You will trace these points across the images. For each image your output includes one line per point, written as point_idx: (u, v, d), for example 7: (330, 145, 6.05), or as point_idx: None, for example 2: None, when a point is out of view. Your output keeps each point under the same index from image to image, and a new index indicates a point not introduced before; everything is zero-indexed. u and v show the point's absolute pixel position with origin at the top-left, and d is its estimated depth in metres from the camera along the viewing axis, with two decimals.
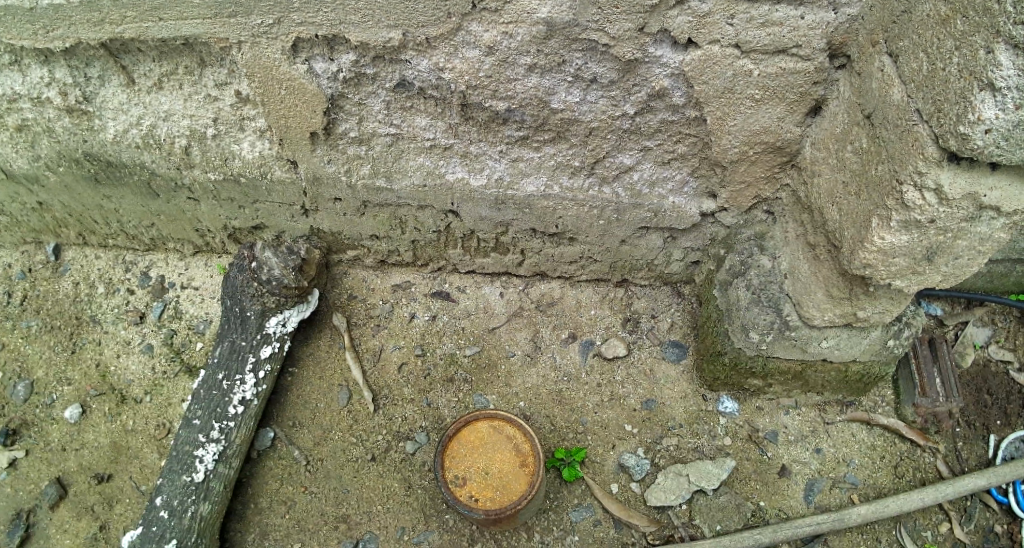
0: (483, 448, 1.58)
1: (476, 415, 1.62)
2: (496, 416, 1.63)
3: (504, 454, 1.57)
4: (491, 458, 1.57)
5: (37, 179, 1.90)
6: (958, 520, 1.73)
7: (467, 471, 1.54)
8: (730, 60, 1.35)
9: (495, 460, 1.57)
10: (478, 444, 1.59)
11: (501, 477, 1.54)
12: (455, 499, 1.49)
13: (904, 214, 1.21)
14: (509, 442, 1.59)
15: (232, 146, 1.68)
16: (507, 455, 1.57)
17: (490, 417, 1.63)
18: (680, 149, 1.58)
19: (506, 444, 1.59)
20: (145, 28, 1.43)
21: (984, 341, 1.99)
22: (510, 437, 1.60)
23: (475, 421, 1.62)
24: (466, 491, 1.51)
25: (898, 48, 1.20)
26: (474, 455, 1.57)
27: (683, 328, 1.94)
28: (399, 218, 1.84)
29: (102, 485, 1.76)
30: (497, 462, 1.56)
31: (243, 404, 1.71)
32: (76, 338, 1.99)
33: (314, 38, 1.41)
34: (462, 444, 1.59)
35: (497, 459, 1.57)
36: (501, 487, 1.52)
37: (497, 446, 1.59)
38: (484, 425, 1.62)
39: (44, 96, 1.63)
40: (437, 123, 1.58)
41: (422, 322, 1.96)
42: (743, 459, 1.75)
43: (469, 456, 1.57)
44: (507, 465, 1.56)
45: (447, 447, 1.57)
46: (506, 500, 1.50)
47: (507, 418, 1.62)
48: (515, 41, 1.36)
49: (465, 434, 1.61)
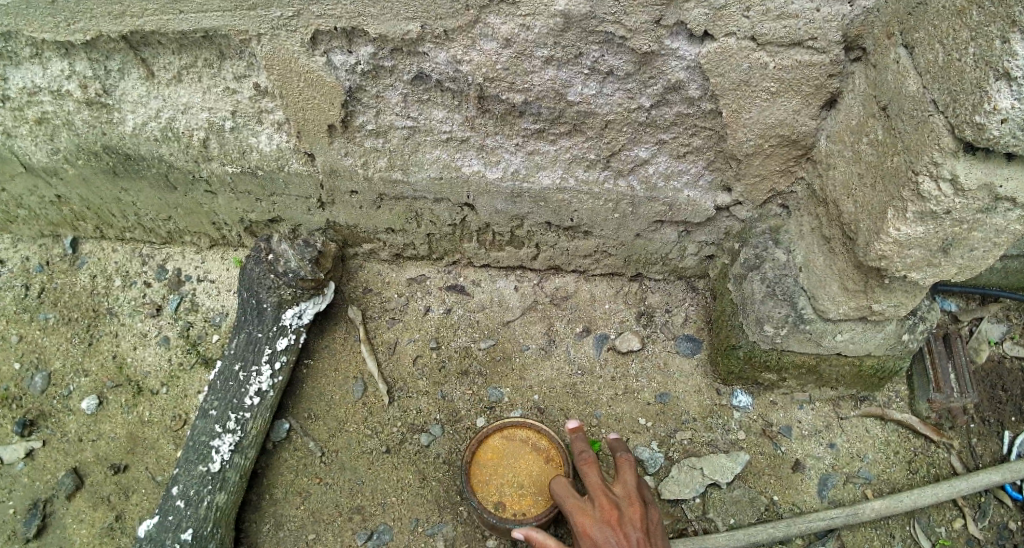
0: (505, 460, 1.65)
1: (486, 432, 1.68)
2: (504, 426, 1.70)
3: (527, 457, 1.66)
4: (515, 466, 1.64)
5: (55, 173, 1.91)
6: (972, 517, 1.72)
7: (500, 485, 1.61)
8: (746, 52, 1.35)
9: (520, 467, 1.64)
10: (498, 459, 1.65)
11: (534, 480, 1.62)
12: (500, 519, 1.55)
13: (920, 205, 1.21)
14: (527, 445, 1.68)
15: (250, 139, 1.69)
16: (529, 457, 1.66)
17: (499, 429, 1.70)
18: (695, 142, 1.59)
19: (523, 447, 1.68)
20: (166, 21, 1.45)
21: (999, 337, 1.98)
22: (526, 440, 1.68)
23: (487, 439, 1.68)
24: (508, 508, 1.58)
25: (913, 39, 1.20)
26: (498, 471, 1.63)
27: (697, 323, 1.94)
28: (415, 211, 1.85)
29: (119, 476, 1.78)
30: (523, 467, 1.64)
31: (259, 396, 1.72)
32: (93, 330, 2.01)
33: (333, 30, 1.42)
34: (485, 459, 1.65)
35: (521, 464, 1.64)
36: (539, 490, 1.60)
37: (517, 453, 1.66)
38: (496, 438, 1.69)
39: (64, 89, 1.65)
40: (454, 116, 1.59)
41: (437, 316, 1.97)
42: (757, 454, 1.75)
43: (495, 470, 1.64)
44: (533, 466, 1.64)
45: (470, 472, 1.63)
46: (546, 502, 1.58)
47: (515, 424, 1.70)
48: (533, 33, 1.37)
49: (481, 454, 1.66)
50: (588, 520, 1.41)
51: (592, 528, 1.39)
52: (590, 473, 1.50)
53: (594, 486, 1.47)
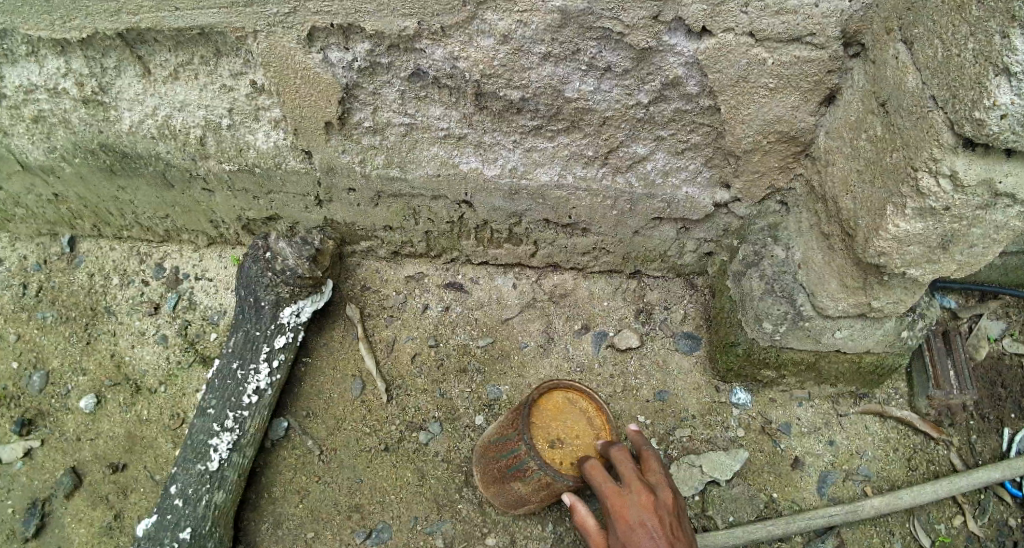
0: (564, 421, 1.54)
1: (555, 383, 1.57)
2: (573, 388, 1.58)
3: (582, 427, 1.53)
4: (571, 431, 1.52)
5: (52, 171, 1.91)
6: (971, 514, 1.72)
7: (547, 441, 1.51)
8: (743, 48, 1.35)
9: (575, 433, 1.52)
10: (556, 413, 1.55)
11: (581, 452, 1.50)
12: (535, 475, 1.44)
13: (919, 201, 1.21)
14: (587, 416, 1.54)
15: (247, 137, 1.69)
16: (585, 428, 1.53)
17: (567, 388, 1.58)
18: (694, 139, 1.58)
19: (583, 417, 1.55)
20: (161, 18, 1.44)
21: (999, 333, 1.97)
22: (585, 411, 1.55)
23: (552, 390, 1.58)
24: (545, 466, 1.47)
25: (912, 35, 1.19)
26: (552, 425, 1.53)
27: (696, 320, 1.94)
28: (413, 208, 1.84)
29: (117, 475, 1.78)
30: (574, 434, 1.52)
31: (257, 394, 1.71)
32: (91, 329, 2.01)
33: (329, 27, 1.41)
34: (544, 411, 1.55)
35: (574, 430, 1.52)
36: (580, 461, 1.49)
37: (575, 418, 1.54)
38: (561, 396, 1.58)
39: (60, 87, 1.65)
40: (451, 113, 1.59)
41: (435, 313, 1.97)
42: (756, 451, 1.75)
43: (551, 425, 1.53)
44: (585, 438, 1.52)
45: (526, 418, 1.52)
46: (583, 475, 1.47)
47: (583, 391, 1.57)
48: (530, 29, 1.36)
49: (543, 402, 1.57)
50: (624, 505, 1.29)
51: (628, 514, 1.27)
52: (625, 461, 1.35)
53: (626, 471, 1.33)
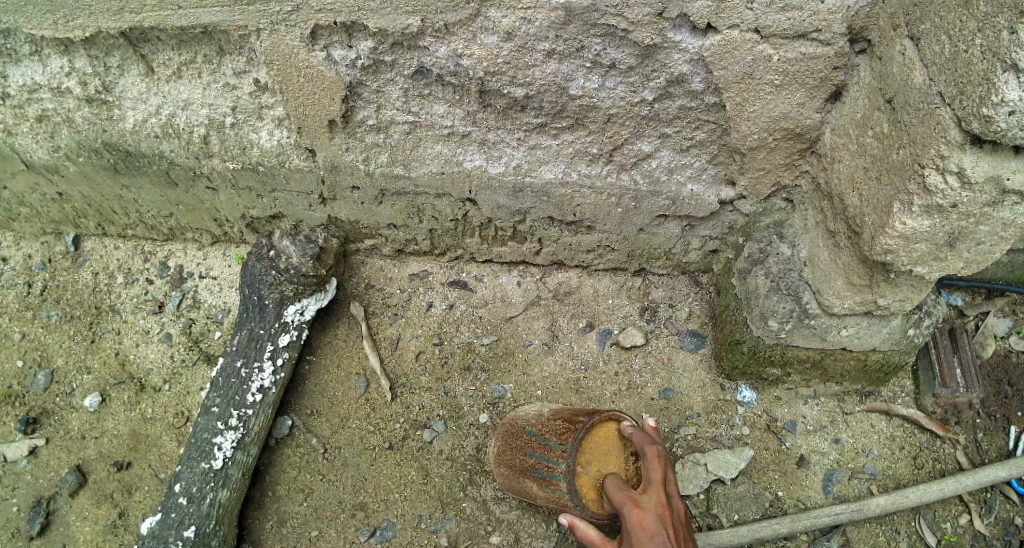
0: (608, 449, 1.39)
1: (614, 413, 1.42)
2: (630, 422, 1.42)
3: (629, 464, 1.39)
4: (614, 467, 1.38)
5: (57, 170, 1.91)
6: (977, 512, 1.71)
7: (587, 469, 1.38)
8: (749, 45, 1.34)
9: (617, 466, 1.36)
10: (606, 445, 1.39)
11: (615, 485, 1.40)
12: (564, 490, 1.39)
13: (926, 198, 1.20)
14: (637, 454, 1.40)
15: (251, 135, 1.69)
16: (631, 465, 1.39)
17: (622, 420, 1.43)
18: (699, 136, 1.57)
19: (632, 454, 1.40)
20: (164, 16, 1.44)
21: (1005, 331, 1.96)
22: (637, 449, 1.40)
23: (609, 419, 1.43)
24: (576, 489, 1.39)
25: (919, 31, 1.18)
26: (599, 455, 1.39)
27: (701, 317, 1.93)
28: (417, 206, 1.84)
29: (122, 473, 1.79)
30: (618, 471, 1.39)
31: (261, 393, 1.71)
32: (95, 327, 2.01)
33: (333, 25, 1.41)
34: (592, 437, 1.40)
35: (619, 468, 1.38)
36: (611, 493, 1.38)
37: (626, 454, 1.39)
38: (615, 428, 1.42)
39: (64, 86, 1.65)
40: (455, 110, 1.58)
41: (439, 311, 1.96)
42: (762, 450, 1.74)
43: (595, 455, 1.39)
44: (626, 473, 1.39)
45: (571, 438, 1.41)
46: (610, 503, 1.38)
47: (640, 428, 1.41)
48: (534, 26, 1.36)
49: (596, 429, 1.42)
50: (644, 514, 1.23)
51: (646, 521, 1.22)
52: (657, 468, 1.29)
53: (653, 479, 1.28)
